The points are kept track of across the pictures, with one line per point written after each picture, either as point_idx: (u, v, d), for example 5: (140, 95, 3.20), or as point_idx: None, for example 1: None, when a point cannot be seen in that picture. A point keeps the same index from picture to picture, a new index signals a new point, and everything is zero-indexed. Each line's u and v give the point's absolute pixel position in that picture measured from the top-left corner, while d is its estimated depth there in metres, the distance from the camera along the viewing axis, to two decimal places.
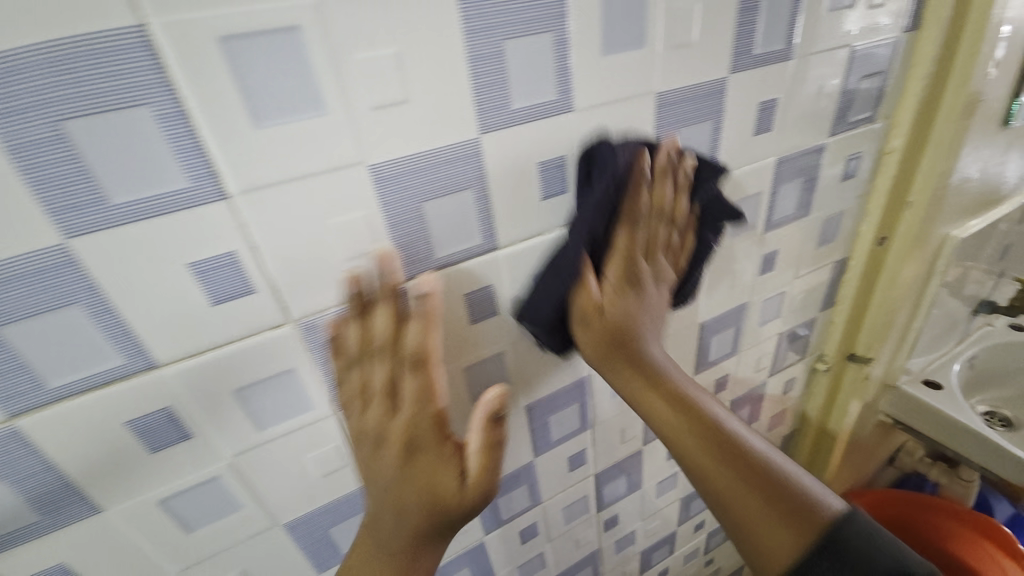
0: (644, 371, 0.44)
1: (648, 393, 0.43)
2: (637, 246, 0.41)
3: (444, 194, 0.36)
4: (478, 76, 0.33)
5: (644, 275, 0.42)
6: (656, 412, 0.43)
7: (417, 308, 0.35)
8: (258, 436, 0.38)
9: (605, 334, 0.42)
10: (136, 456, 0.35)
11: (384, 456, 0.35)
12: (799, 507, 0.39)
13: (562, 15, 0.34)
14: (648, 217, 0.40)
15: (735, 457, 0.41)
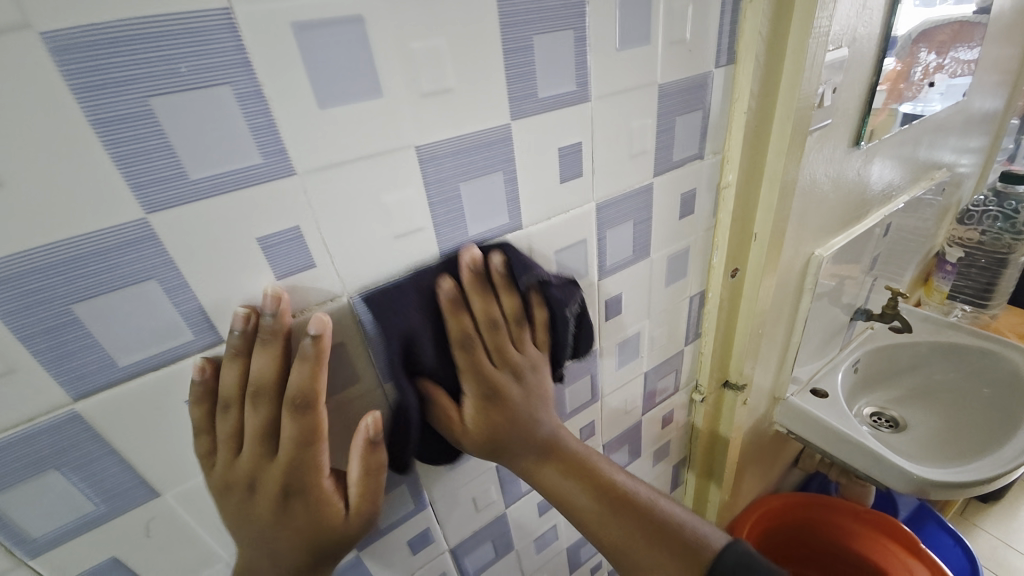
0: (535, 450, 0.45)
1: (552, 475, 0.44)
2: (482, 351, 0.43)
3: (112, 290, 0.28)
4: (118, 144, 0.25)
5: (506, 376, 0.44)
6: (554, 490, 0.44)
7: (305, 350, 0.33)
8: None
9: (485, 440, 0.44)
10: None
11: (258, 500, 0.35)
12: (683, 544, 0.41)
13: (244, 62, 0.27)
14: (489, 326, 0.42)
15: (631, 514, 0.42)
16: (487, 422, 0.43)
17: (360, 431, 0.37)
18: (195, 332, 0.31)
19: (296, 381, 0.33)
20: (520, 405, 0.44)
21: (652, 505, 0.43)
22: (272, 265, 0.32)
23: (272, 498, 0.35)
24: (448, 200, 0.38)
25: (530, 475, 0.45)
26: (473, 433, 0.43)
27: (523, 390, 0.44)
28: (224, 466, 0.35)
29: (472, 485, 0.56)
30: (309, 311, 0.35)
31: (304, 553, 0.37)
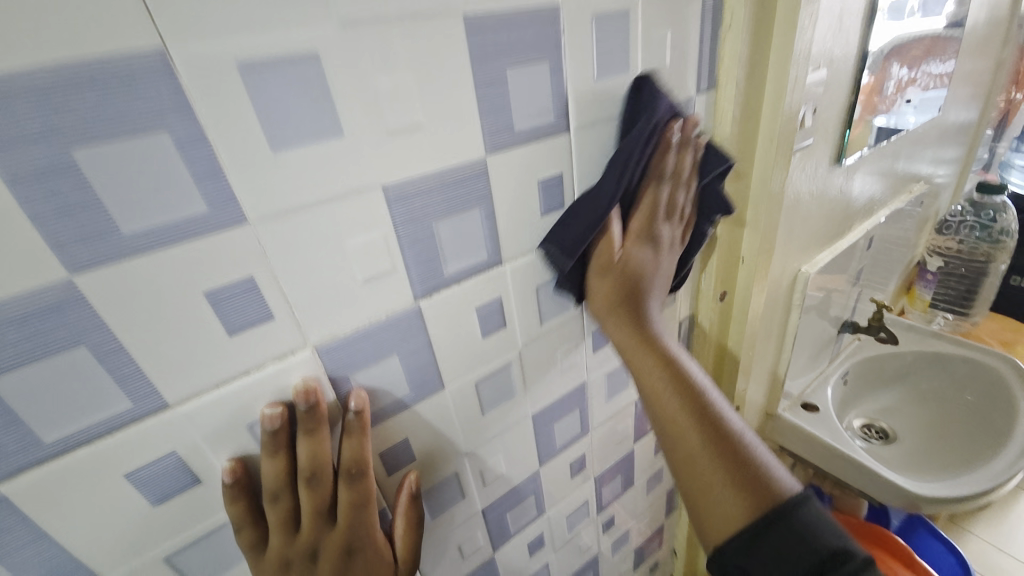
0: (643, 329, 0.43)
1: (648, 359, 0.43)
2: (659, 198, 0.43)
3: (31, 362, 0.25)
4: (35, 200, 0.22)
5: (660, 238, 0.44)
6: (643, 377, 0.43)
7: (353, 424, 0.35)
8: None
9: (620, 283, 0.43)
10: None
11: (319, 571, 0.36)
12: (762, 486, 0.37)
13: (181, 106, 0.24)
14: (670, 176, 0.43)
15: (717, 433, 0.39)
16: (629, 260, 0.43)
17: (404, 488, 0.40)
18: (135, 398, 0.28)
19: (349, 452, 0.35)
20: (653, 276, 0.44)
21: (735, 431, 0.40)
22: (223, 321, 0.29)
23: (331, 568, 0.36)
24: (420, 241, 0.35)
25: (631, 342, 0.43)
26: (614, 269, 0.43)
27: (663, 268, 0.45)
28: (281, 548, 0.34)
29: (457, 532, 0.53)
30: (267, 365, 0.32)
31: None
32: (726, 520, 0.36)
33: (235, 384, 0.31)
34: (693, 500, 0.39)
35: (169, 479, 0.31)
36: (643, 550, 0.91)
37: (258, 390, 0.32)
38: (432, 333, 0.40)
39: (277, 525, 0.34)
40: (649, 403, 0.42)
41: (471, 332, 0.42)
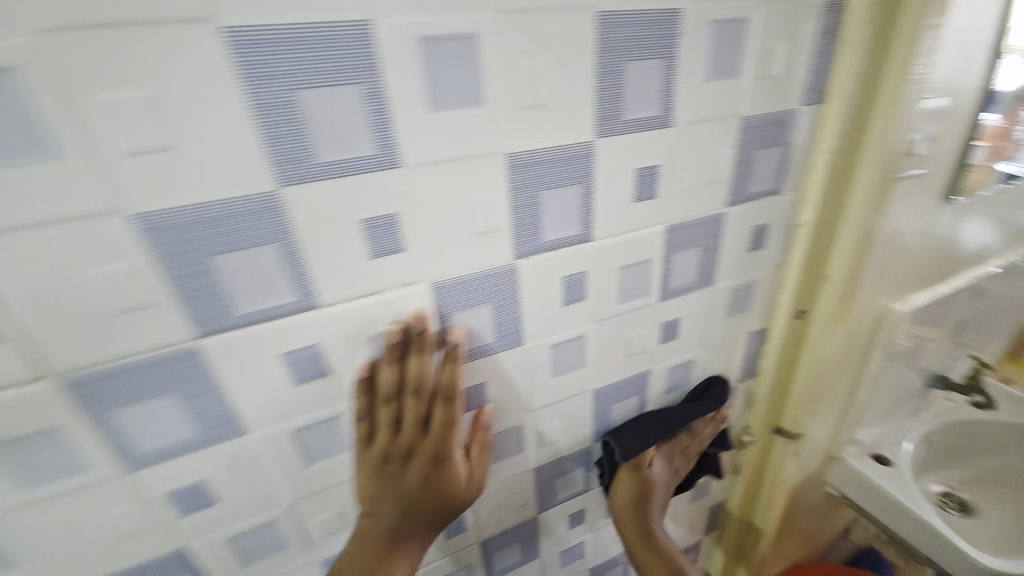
0: (643, 524, 0.61)
1: (649, 540, 0.61)
2: (681, 437, 0.64)
3: (238, 249, 0.32)
4: (267, 126, 0.30)
5: (675, 464, 0.65)
6: (642, 557, 0.61)
7: (449, 353, 0.41)
8: (25, 495, 0.35)
9: (639, 488, 0.60)
10: None
11: (410, 468, 0.43)
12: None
13: (374, 67, 0.31)
14: (697, 434, 0.64)
15: None
16: (648, 479, 0.60)
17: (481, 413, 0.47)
18: (297, 293, 0.36)
19: (445, 376, 0.42)
20: (662, 492, 0.62)
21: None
22: (368, 244, 0.36)
23: (420, 468, 0.43)
24: (527, 205, 0.41)
25: (636, 526, 0.61)
26: (641, 478, 0.60)
27: (670, 482, 0.65)
28: (385, 443, 0.42)
29: (508, 484, 0.58)
30: (392, 289, 0.39)
31: (433, 512, 0.45)
32: None
33: (367, 299, 0.38)
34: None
35: (306, 367, 0.39)
36: None
37: (380, 309, 0.39)
38: (521, 291, 0.45)
39: (386, 423, 0.41)
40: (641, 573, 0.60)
41: (555, 299, 0.47)
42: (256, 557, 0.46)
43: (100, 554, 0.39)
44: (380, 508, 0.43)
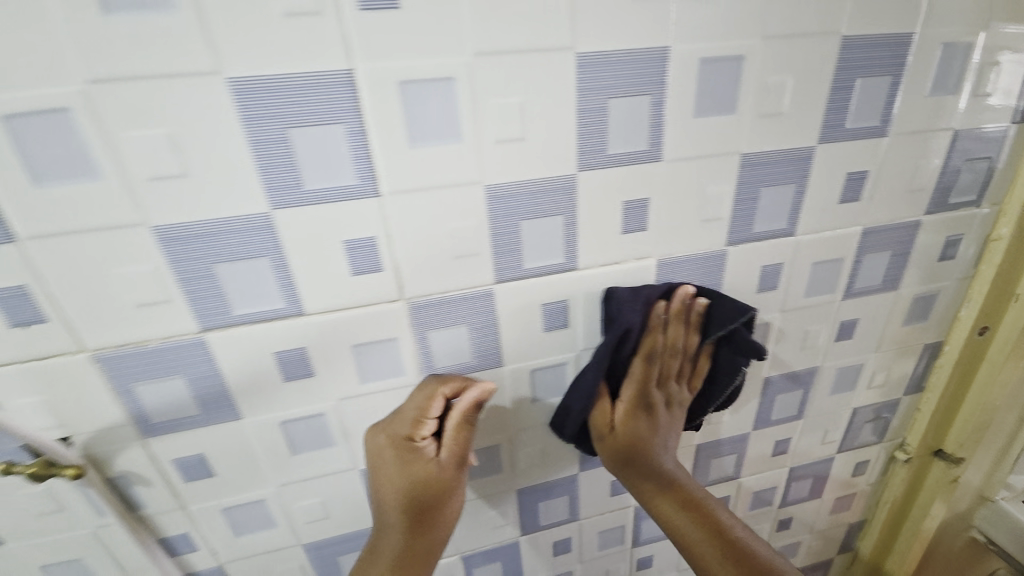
0: (655, 479, 0.50)
1: (666, 496, 0.50)
2: (655, 369, 0.50)
3: (539, 217, 0.43)
4: (583, 125, 0.40)
5: (656, 401, 0.51)
6: (666, 517, 0.49)
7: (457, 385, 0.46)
8: (359, 388, 0.46)
9: (621, 449, 0.50)
10: (273, 382, 0.44)
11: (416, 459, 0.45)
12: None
13: (662, 83, 0.40)
14: (664, 349, 0.50)
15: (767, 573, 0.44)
16: (624, 431, 0.50)
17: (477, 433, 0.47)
18: (565, 257, 0.45)
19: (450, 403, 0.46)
20: (658, 436, 0.51)
21: (767, 556, 0.46)
22: (622, 222, 0.45)
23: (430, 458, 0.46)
24: (749, 200, 0.47)
25: (642, 486, 0.50)
26: (613, 435, 0.50)
27: (669, 420, 0.52)
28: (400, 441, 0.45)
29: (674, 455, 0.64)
30: (631, 261, 0.47)
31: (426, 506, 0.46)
32: None
33: (611, 267, 0.47)
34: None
35: (555, 317, 0.48)
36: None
37: (618, 276, 0.48)
38: (727, 275, 0.51)
39: (402, 429, 0.45)
40: (674, 535, 0.49)
41: (753, 285, 0.53)
42: (477, 470, 0.57)
43: None
44: (386, 506, 0.46)
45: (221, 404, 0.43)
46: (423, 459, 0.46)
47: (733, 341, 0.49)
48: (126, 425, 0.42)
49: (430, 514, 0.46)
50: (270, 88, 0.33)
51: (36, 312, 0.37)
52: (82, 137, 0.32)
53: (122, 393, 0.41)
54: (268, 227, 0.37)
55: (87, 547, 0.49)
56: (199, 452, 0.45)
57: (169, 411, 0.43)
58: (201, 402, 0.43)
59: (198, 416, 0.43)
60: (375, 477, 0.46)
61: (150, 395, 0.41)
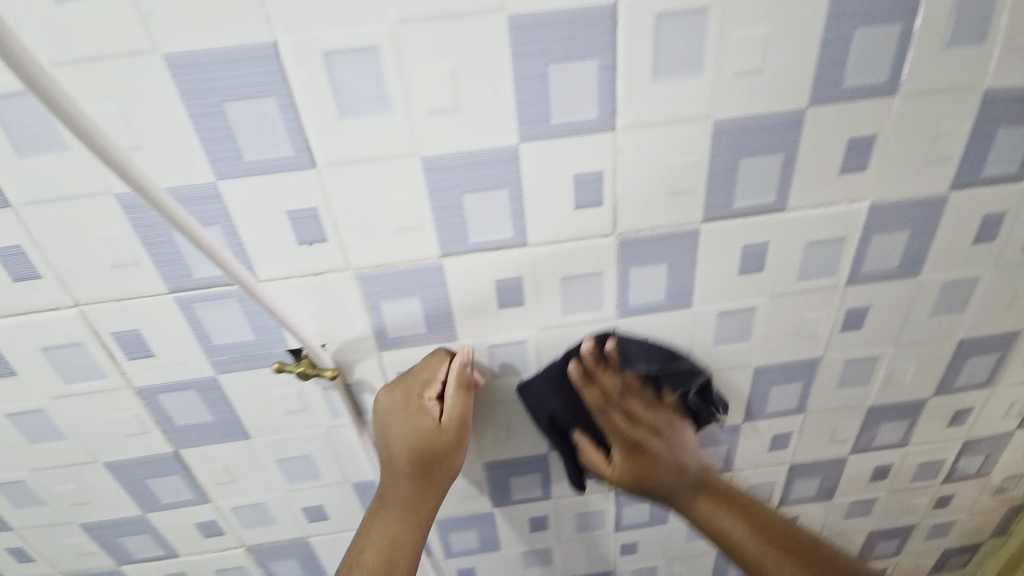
0: (677, 479, 0.52)
1: (694, 493, 0.51)
2: (610, 411, 0.51)
3: (760, 155, 0.43)
4: (824, 56, 0.39)
5: (630, 430, 0.51)
6: (697, 513, 0.51)
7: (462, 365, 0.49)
8: (560, 319, 0.50)
9: (623, 473, 0.52)
10: (490, 308, 0.48)
11: (420, 422, 0.48)
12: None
13: (913, 10, 0.39)
14: (610, 403, 0.51)
15: (799, 548, 0.47)
16: (626, 464, 0.52)
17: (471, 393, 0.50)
18: (776, 197, 0.45)
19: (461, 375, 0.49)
20: (654, 449, 0.52)
21: (802, 534, 0.49)
22: (842, 162, 0.44)
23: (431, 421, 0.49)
24: (983, 140, 0.45)
25: (655, 487, 0.52)
26: (617, 473, 0.52)
27: (676, 437, 0.52)
28: (406, 403, 0.48)
29: (843, 412, 0.63)
30: (842, 204, 0.46)
31: (429, 467, 0.50)
32: None
33: (820, 210, 0.46)
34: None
35: (755, 260, 0.48)
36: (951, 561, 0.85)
37: (825, 219, 0.47)
38: (941, 224, 0.49)
39: (416, 387, 0.48)
40: (706, 528, 0.51)
41: (966, 236, 0.50)
42: None
43: None
44: (393, 461, 0.50)
45: (444, 325, 0.49)
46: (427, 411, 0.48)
47: (672, 368, 0.51)
48: (368, 337, 0.48)
49: (438, 467, 0.50)
50: (541, 23, 0.36)
51: (319, 232, 0.42)
52: (383, 76, 0.36)
53: (371, 309, 0.47)
54: (514, 159, 0.41)
55: (317, 449, 0.56)
56: None
57: (403, 328, 0.48)
58: (429, 322, 0.48)
59: (424, 335, 0.49)
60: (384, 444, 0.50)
61: (392, 312, 0.47)
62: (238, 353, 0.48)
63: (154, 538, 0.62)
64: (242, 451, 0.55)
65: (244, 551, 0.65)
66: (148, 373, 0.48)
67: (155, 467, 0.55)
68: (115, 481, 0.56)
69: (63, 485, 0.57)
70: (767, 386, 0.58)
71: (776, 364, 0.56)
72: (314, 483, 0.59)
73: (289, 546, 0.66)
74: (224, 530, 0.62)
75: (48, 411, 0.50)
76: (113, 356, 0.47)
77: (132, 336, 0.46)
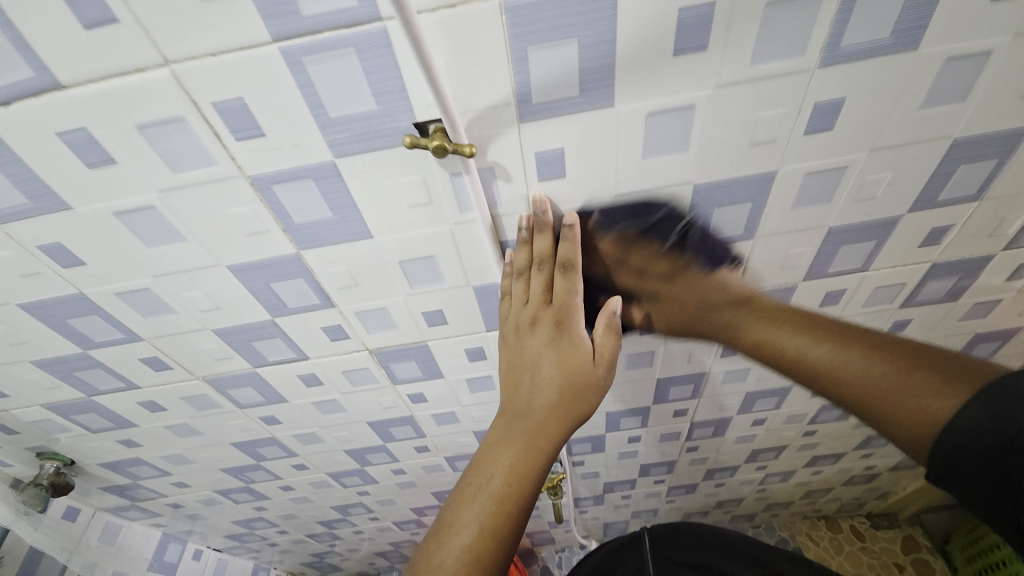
0: (750, 311, 0.49)
1: (755, 317, 0.49)
2: (625, 271, 0.53)
3: None
4: None
5: (650, 276, 0.52)
6: (761, 335, 0.47)
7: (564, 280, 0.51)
8: (744, 74, 0.40)
9: (666, 323, 0.55)
10: (662, 57, 0.38)
11: (537, 333, 0.51)
12: (961, 373, 0.36)
13: None
14: (620, 263, 0.52)
15: (884, 352, 0.40)
16: (657, 314, 0.55)
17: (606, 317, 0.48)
18: None
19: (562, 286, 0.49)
20: (665, 287, 0.53)
21: (894, 335, 0.41)
22: None
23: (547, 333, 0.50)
24: None
25: (693, 313, 0.53)
26: (657, 320, 0.55)
27: (687, 282, 0.53)
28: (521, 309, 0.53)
29: (1021, 201, 0.55)
30: None
31: (562, 394, 0.48)
32: (935, 413, 0.35)
33: None
34: (911, 432, 0.36)
35: None
36: None
37: None
38: None
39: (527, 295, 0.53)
40: (785, 361, 0.45)
41: None
42: (804, 205, 0.51)
43: (733, 158, 0.46)
44: (520, 380, 0.50)
45: (602, 84, 0.39)
46: (580, 346, 0.49)
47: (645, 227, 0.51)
48: (509, 104, 0.40)
49: (578, 398, 0.48)
50: None
51: None
52: None
53: (516, 63, 0.38)
54: None
55: (438, 246, 0.53)
56: (561, 145, 0.44)
57: (551, 91, 0.40)
58: (582, 80, 0.39)
59: (575, 99, 0.40)
60: (523, 379, 0.50)
61: (542, 65, 0.38)
62: (359, 130, 0.41)
63: (284, 342, 0.64)
64: (363, 253, 0.53)
65: (367, 353, 0.68)
66: (260, 159, 0.43)
67: (280, 269, 0.54)
68: (239, 285, 0.55)
69: (189, 292, 0.56)
70: (953, 167, 0.50)
71: (977, 135, 0.47)
72: (433, 286, 0.58)
73: (408, 350, 0.68)
74: (349, 335, 0.64)
75: (160, 208, 0.47)
76: (220, 136, 0.41)
77: (236, 108, 0.39)
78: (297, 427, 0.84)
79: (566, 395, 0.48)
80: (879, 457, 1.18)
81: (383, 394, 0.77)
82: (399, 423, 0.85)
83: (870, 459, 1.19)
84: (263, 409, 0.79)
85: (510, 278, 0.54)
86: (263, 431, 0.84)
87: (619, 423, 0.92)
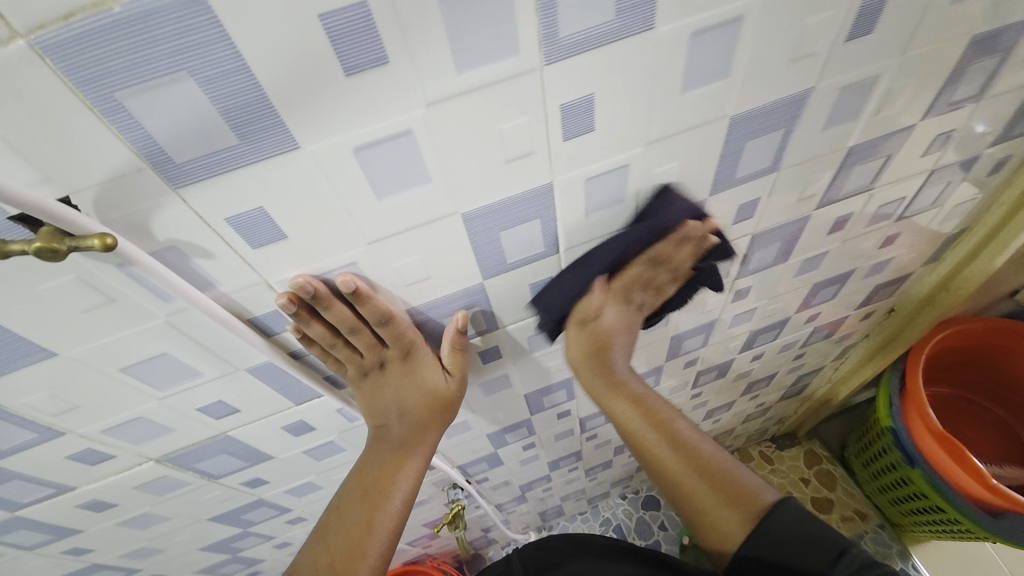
0: (624, 389, 0.59)
1: (623, 402, 0.59)
2: (640, 275, 0.52)
3: None
4: None
5: (633, 299, 0.55)
6: (630, 424, 0.59)
7: (382, 326, 0.46)
8: (459, 84, 0.31)
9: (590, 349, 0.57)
10: (330, 78, 0.28)
11: (390, 371, 0.52)
12: (744, 496, 0.53)
13: None
14: (665, 261, 0.51)
15: (700, 467, 0.55)
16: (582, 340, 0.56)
17: (452, 322, 0.50)
18: None
19: (388, 332, 0.47)
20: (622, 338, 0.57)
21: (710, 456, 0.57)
22: None
23: (397, 369, 0.52)
24: None
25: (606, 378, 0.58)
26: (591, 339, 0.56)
27: (629, 325, 0.57)
28: (358, 361, 0.50)
29: (818, 163, 0.53)
30: None
31: (423, 411, 0.54)
32: (728, 533, 0.52)
33: None
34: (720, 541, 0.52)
35: None
36: (878, 291, 0.91)
37: None
38: None
39: (355, 348, 0.49)
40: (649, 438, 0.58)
41: None
42: (598, 209, 0.45)
43: (491, 179, 0.38)
44: (385, 409, 0.54)
45: (262, 122, 0.29)
46: (433, 364, 0.52)
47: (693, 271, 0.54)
48: (142, 169, 0.29)
49: (441, 412, 0.55)
50: None
51: None
52: None
53: (114, 116, 0.26)
54: None
55: (163, 343, 0.40)
56: (256, 204, 0.33)
57: (194, 144, 0.29)
58: (232, 122, 0.28)
59: (238, 148, 0.30)
60: (384, 415, 0.54)
61: (157, 114, 0.27)
62: None
63: (29, 481, 0.50)
64: (61, 372, 0.39)
65: (156, 463, 0.55)
66: None
67: None
68: None
69: None
70: (741, 144, 0.46)
71: (754, 108, 0.43)
72: (189, 382, 0.46)
73: (209, 445, 0.56)
74: (114, 453, 0.51)
75: None
76: None
77: None
78: (118, 548, 0.69)
79: (428, 415, 0.55)
80: (766, 396, 1.24)
81: (210, 491, 0.64)
82: (252, 508, 0.73)
83: (760, 399, 1.25)
84: (56, 547, 0.63)
85: (319, 346, 0.47)
86: (76, 564, 0.69)
87: (504, 439, 0.87)
